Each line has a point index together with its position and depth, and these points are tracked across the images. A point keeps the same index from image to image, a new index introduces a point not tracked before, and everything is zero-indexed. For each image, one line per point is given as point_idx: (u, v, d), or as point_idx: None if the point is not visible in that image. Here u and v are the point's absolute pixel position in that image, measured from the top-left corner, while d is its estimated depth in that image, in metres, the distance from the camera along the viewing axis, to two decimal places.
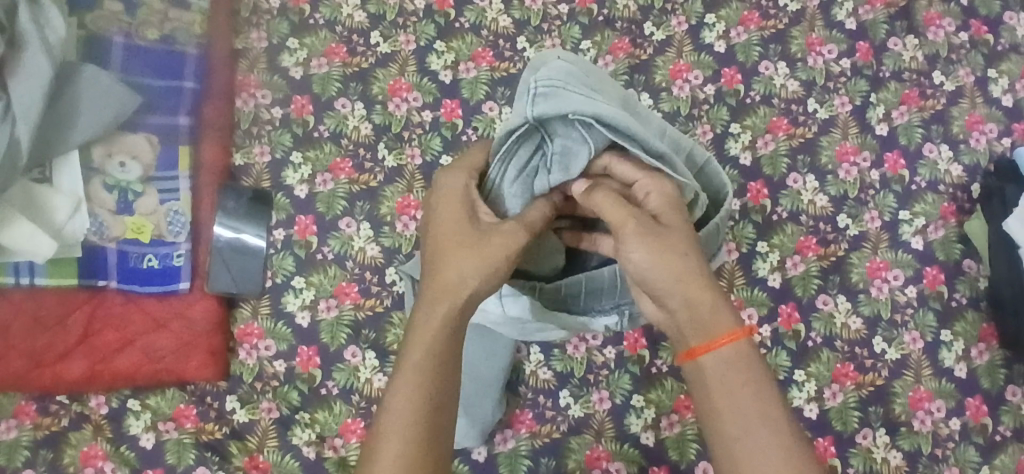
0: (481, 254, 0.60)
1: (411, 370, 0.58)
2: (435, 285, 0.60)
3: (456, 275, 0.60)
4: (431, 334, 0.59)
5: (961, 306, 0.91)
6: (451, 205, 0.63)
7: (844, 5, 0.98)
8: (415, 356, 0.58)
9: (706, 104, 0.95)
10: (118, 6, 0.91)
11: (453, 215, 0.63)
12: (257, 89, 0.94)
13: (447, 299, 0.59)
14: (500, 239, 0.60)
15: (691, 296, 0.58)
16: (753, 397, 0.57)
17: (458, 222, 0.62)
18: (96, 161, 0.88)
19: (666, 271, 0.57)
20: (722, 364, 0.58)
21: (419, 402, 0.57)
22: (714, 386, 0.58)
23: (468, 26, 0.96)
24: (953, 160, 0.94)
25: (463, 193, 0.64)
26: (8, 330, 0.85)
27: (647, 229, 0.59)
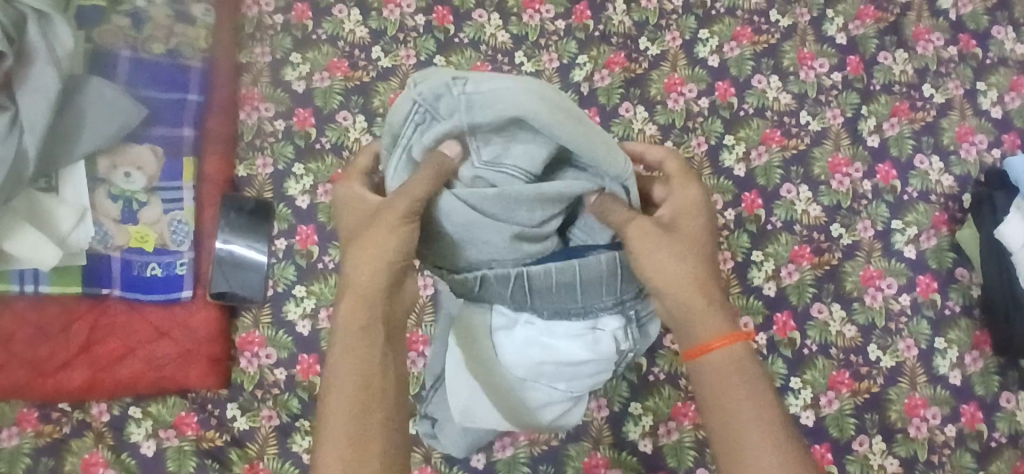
0: (375, 250, 0.59)
1: (337, 377, 0.60)
2: (349, 287, 0.61)
3: (362, 273, 0.60)
4: (353, 335, 0.60)
5: (955, 313, 0.92)
6: (355, 210, 0.64)
7: (835, 20, 1.00)
8: (340, 368, 0.60)
9: (700, 117, 0.97)
10: (124, 21, 0.92)
11: (352, 220, 0.63)
12: (260, 102, 0.97)
13: (358, 298, 0.60)
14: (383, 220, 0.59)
15: (690, 294, 0.62)
16: (747, 397, 0.61)
17: (356, 220, 0.63)
18: (102, 172, 0.89)
19: (673, 271, 0.61)
20: (718, 365, 0.62)
21: (350, 401, 0.59)
22: (708, 386, 0.62)
23: (467, 41, 0.98)
24: (944, 170, 0.95)
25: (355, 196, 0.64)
26: (11, 339, 0.86)
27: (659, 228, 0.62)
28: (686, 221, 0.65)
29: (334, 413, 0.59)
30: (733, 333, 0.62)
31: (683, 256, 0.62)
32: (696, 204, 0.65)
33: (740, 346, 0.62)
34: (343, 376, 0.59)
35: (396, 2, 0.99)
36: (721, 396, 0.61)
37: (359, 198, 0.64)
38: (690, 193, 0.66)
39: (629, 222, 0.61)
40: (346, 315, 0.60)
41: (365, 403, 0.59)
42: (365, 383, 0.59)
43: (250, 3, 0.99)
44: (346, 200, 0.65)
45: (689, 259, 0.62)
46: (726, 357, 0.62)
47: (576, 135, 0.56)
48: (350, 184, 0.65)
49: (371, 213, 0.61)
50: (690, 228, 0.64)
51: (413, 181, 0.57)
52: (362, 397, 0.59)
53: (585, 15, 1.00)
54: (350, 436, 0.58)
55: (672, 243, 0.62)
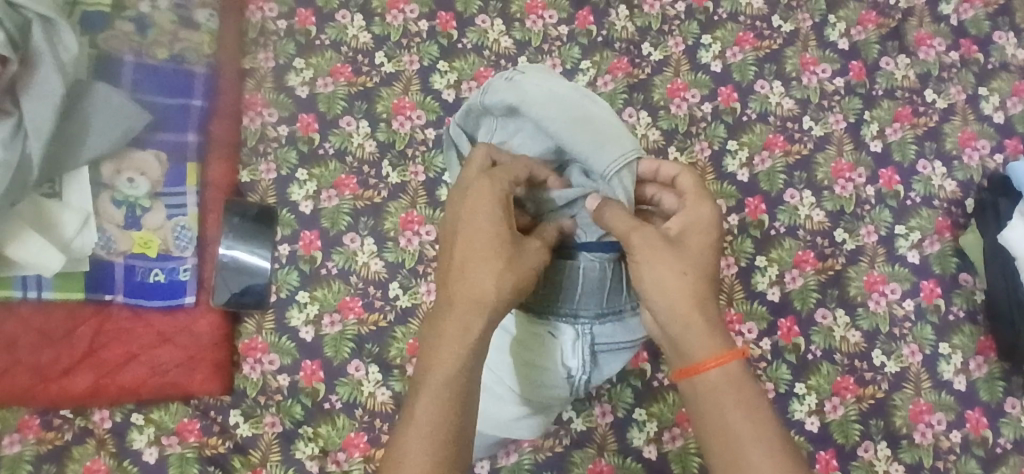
0: (508, 273, 0.63)
1: (440, 380, 0.60)
2: (464, 293, 0.63)
3: (483, 286, 0.63)
4: (462, 341, 0.61)
5: (958, 319, 0.92)
6: (485, 219, 0.65)
7: (837, 25, 1.00)
8: (446, 369, 0.60)
9: (703, 122, 0.97)
10: (128, 27, 0.93)
11: (481, 231, 0.65)
12: (264, 107, 0.96)
13: (478, 307, 0.62)
14: (531, 252, 0.66)
15: (679, 309, 0.63)
16: (744, 414, 0.61)
17: (487, 235, 0.64)
18: (106, 177, 0.89)
19: (665, 286, 0.63)
20: (714, 381, 0.62)
21: (452, 404, 0.60)
22: (702, 403, 0.63)
23: (471, 46, 0.98)
24: (947, 175, 0.95)
25: (489, 210, 0.65)
26: (13, 345, 0.85)
27: (660, 243, 0.64)
28: (692, 235, 0.65)
29: (430, 411, 0.59)
30: (730, 349, 0.63)
31: (683, 272, 0.63)
32: (706, 222, 0.66)
33: (737, 362, 0.63)
34: (448, 387, 0.60)
35: (400, 8, 0.99)
36: (718, 413, 0.62)
37: (505, 208, 0.66)
38: (699, 209, 0.66)
39: (632, 231, 0.65)
40: (459, 326, 0.62)
41: (460, 411, 0.60)
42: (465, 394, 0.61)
43: (254, 8, 0.99)
44: (489, 203, 0.65)
45: (690, 272, 0.63)
46: (721, 374, 0.62)
47: (561, 132, 0.70)
48: (498, 185, 0.66)
49: (477, 229, 0.65)
50: (694, 241, 0.65)
51: (483, 189, 0.66)
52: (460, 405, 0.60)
53: (588, 20, 1.00)
54: (445, 436, 0.59)
55: (667, 260, 0.64)
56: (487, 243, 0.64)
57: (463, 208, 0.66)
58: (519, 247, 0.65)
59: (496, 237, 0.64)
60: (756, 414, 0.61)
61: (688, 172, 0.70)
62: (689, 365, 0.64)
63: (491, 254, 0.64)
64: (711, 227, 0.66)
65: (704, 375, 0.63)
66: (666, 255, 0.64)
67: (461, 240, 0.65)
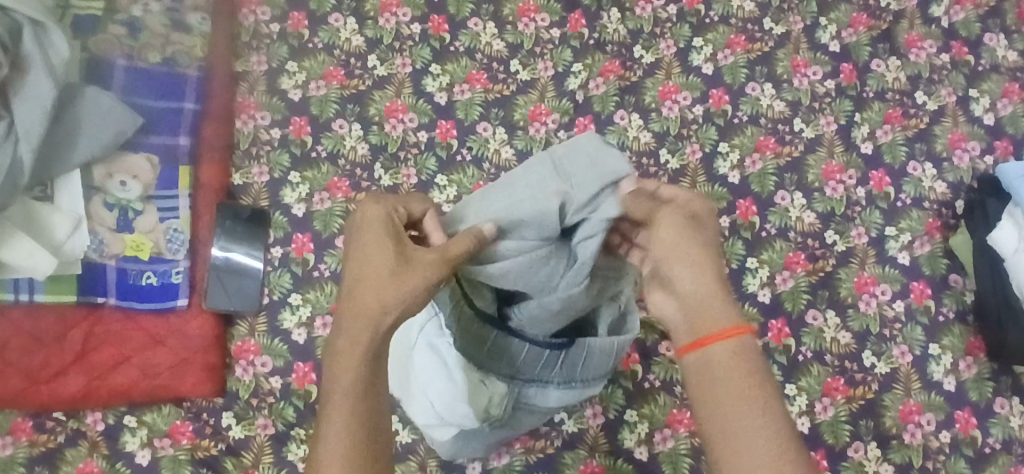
0: (403, 278, 0.58)
1: (337, 395, 0.56)
2: (357, 311, 0.58)
3: (378, 301, 0.58)
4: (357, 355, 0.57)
5: (948, 320, 0.92)
6: (376, 234, 0.60)
7: (828, 28, 1.01)
8: (342, 381, 0.56)
9: (694, 124, 0.97)
10: (120, 30, 0.93)
11: (372, 249, 0.59)
12: (257, 110, 0.96)
13: (369, 324, 0.58)
14: (421, 263, 0.59)
15: (699, 291, 0.64)
16: (737, 383, 0.60)
17: (377, 252, 0.59)
18: (97, 180, 0.89)
19: (688, 275, 0.64)
20: (720, 357, 0.61)
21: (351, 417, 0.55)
22: (711, 376, 0.61)
23: (463, 49, 0.99)
24: (937, 177, 0.96)
25: (375, 229, 0.60)
26: (6, 347, 0.86)
27: (686, 227, 0.65)
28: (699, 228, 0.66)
29: (335, 432, 0.55)
30: (737, 327, 0.62)
31: (699, 260, 0.64)
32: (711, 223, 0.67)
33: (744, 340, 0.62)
34: (343, 395, 0.56)
35: (392, 11, 0.99)
36: (714, 382, 0.61)
37: (393, 225, 0.60)
38: (699, 204, 0.67)
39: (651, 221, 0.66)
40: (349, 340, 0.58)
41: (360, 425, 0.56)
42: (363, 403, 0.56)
43: (246, 12, 1.00)
44: (380, 218, 0.61)
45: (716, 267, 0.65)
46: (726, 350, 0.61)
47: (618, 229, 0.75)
48: (379, 209, 0.61)
49: (365, 246, 0.59)
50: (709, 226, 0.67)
51: (370, 209, 0.61)
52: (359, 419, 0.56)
53: (580, 23, 1.00)
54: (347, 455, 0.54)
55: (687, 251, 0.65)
56: (377, 259, 0.59)
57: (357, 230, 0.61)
58: (411, 255, 0.59)
59: (383, 256, 0.59)
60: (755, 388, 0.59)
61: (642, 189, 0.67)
62: (698, 339, 0.63)
63: (383, 269, 0.59)
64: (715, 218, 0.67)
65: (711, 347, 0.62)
66: (678, 251, 0.65)
67: (355, 260, 0.60)
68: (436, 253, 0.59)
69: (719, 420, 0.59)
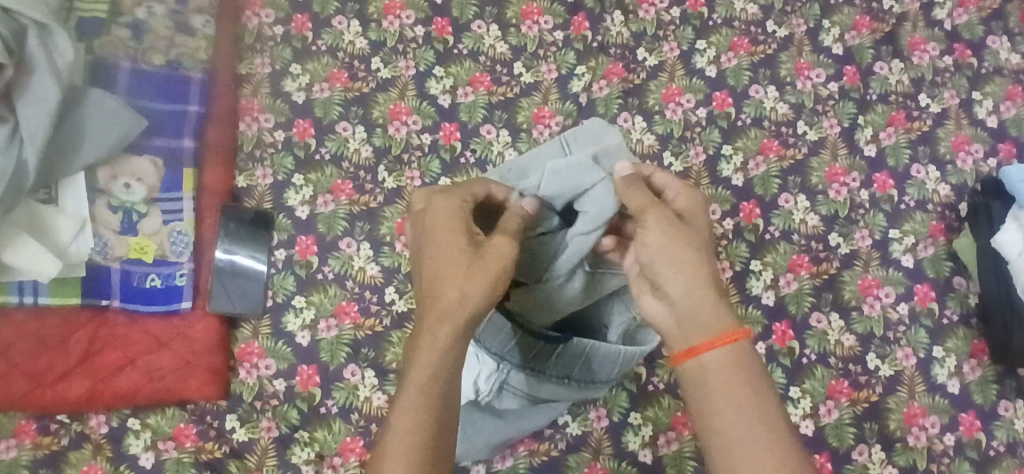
0: (476, 268, 0.66)
1: (413, 388, 0.62)
2: (434, 304, 0.65)
3: (457, 295, 0.65)
4: (437, 343, 0.64)
5: (952, 322, 0.92)
6: (449, 224, 0.69)
7: (831, 30, 1.01)
8: (418, 374, 0.63)
9: (698, 127, 0.97)
10: (125, 33, 0.93)
11: (451, 240, 0.68)
12: (260, 112, 0.96)
13: (446, 316, 0.64)
14: (494, 251, 0.67)
15: (690, 285, 0.66)
16: (736, 395, 0.63)
17: (455, 244, 0.68)
18: (102, 183, 0.90)
19: (670, 255, 0.66)
20: (716, 364, 0.65)
21: (426, 401, 0.61)
22: (711, 387, 0.64)
23: (466, 52, 0.99)
24: (941, 180, 0.96)
25: (452, 216, 0.69)
26: (10, 350, 0.86)
27: (673, 222, 0.68)
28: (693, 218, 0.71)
29: (404, 422, 0.61)
30: (735, 330, 0.65)
31: (690, 250, 0.67)
32: (701, 209, 0.72)
33: (739, 345, 0.65)
34: (419, 387, 0.62)
35: (396, 14, 1.00)
36: (710, 391, 0.64)
37: (465, 217, 0.70)
38: (693, 198, 0.72)
39: (644, 207, 0.69)
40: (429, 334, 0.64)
41: (438, 409, 0.62)
42: (439, 392, 0.62)
43: (250, 14, 1.00)
44: (449, 209, 0.70)
45: (700, 261, 0.67)
46: (723, 357, 0.65)
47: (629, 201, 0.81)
48: (455, 203, 0.70)
49: (442, 241, 0.68)
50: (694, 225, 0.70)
51: (444, 198, 0.71)
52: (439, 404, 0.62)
53: (583, 26, 1.00)
54: (422, 439, 0.60)
55: (679, 235, 0.67)
56: (450, 247, 0.68)
57: (429, 221, 0.70)
58: (484, 247, 0.67)
59: (457, 245, 0.67)
60: (758, 399, 0.63)
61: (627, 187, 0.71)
62: (690, 347, 0.66)
63: (460, 263, 0.66)
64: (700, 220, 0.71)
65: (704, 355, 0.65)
66: (671, 231, 0.67)
67: (431, 250, 0.69)
68: (506, 238, 0.67)
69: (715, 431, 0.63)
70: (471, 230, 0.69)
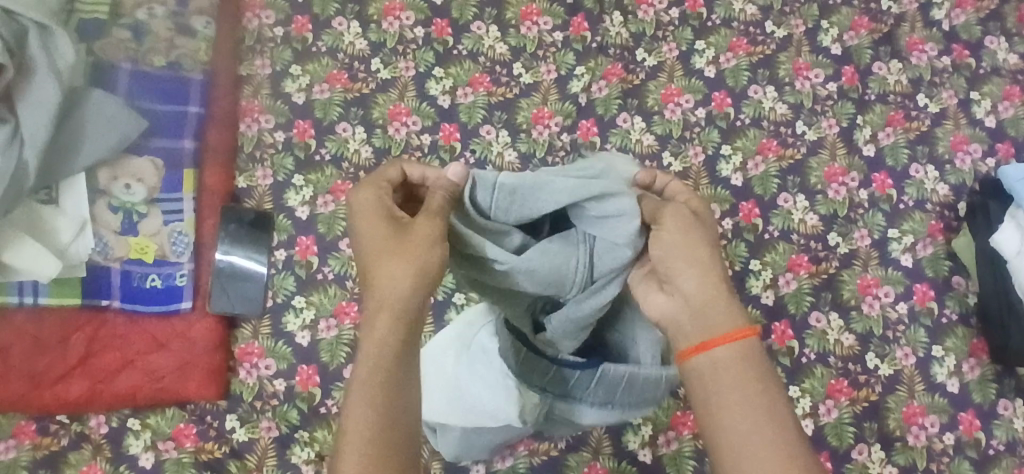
0: (401, 252, 0.56)
1: (356, 400, 0.52)
2: (372, 304, 0.55)
3: (387, 286, 0.55)
4: (377, 348, 0.54)
5: (951, 321, 0.92)
6: (369, 217, 0.58)
7: (830, 31, 1.01)
8: (360, 380, 0.53)
9: (697, 127, 0.97)
10: (125, 34, 0.93)
11: (373, 230, 0.57)
12: (260, 113, 0.97)
13: (384, 318, 0.55)
14: (420, 229, 0.56)
15: (713, 281, 0.58)
16: (758, 391, 0.55)
17: (378, 236, 0.57)
18: (102, 184, 0.89)
19: (697, 264, 0.58)
20: (728, 360, 0.56)
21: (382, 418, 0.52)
22: (719, 385, 0.56)
23: (466, 53, 0.99)
24: (940, 179, 0.96)
25: (380, 211, 0.58)
26: (7, 352, 0.85)
27: (688, 223, 0.59)
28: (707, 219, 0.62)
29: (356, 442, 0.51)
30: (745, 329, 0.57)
31: (708, 248, 0.59)
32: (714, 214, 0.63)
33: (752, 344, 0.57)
34: (363, 396, 0.52)
35: (396, 15, 1.00)
36: (727, 389, 0.55)
37: (386, 204, 0.58)
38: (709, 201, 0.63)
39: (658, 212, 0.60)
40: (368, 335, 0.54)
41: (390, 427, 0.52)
42: (386, 404, 0.52)
43: (250, 15, 1.00)
44: (365, 205, 0.58)
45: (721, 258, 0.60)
46: (733, 353, 0.56)
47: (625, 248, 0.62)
48: (373, 192, 0.59)
49: (368, 249, 0.57)
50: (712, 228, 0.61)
51: (359, 194, 0.59)
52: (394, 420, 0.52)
53: (582, 26, 1.00)
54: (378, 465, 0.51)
55: (696, 236, 0.59)
56: (376, 243, 0.57)
57: (353, 220, 0.59)
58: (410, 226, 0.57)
59: (381, 235, 0.57)
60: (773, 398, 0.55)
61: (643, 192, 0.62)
62: (701, 343, 0.57)
63: (390, 246, 0.56)
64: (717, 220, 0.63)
65: (718, 350, 0.56)
66: (691, 234, 0.59)
67: (359, 254, 0.58)
68: (431, 212, 0.57)
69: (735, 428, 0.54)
70: (394, 216, 0.58)
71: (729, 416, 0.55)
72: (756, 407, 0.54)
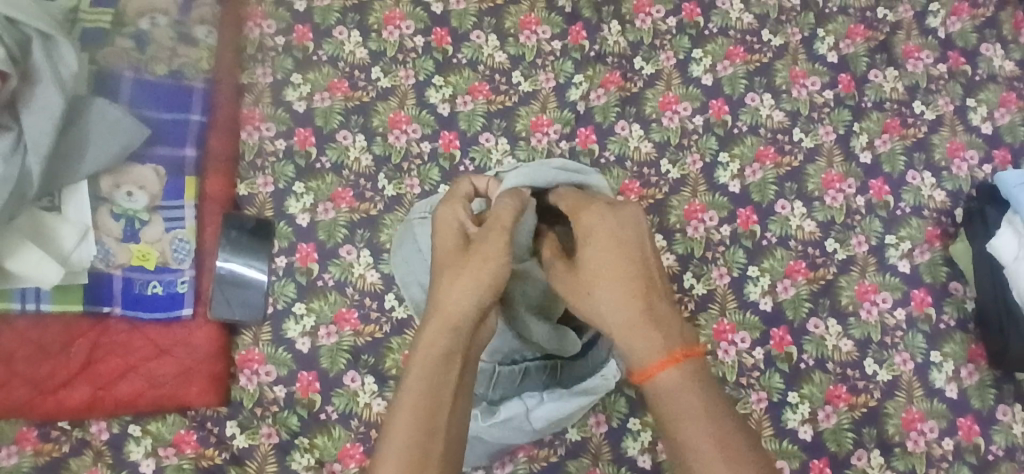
0: (469, 269, 0.65)
1: (407, 396, 0.62)
2: (433, 307, 0.65)
3: (453, 296, 0.64)
4: (434, 349, 0.63)
5: (949, 327, 0.93)
6: (447, 232, 0.69)
7: (826, 39, 1.02)
8: (415, 377, 0.63)
9: (695, 134, 0.98)
10: (128, 43, 0.95)
11: (447, 242, 0.68)
12: (261, 122, 0.97)
13: (445, 321, 0.64)
14: (490, 246, 0.66)
15: (625, 318, 0.64)
16: (692, 419, 0.61)
17: (452, 246, 0.68)
18: (104, 191, 0.91)
19: (600, 310, 0.65)
20: (667, 389, 0.62)
21: (423, 412, 0.61)
22: (661, 413, 0.62)
23: (465, 61, 1.00)
24: (937, 186, 0.97)
25: (455, 223, 0.69)
26: (11, 358, 0.86)
27: (570, 277, 0.67)
28: (595, 247, 0.67)
29: (401, 429, 0.61)
30: (669, 354, 0.63)
31: (600, 289, 0.65)
32: (599, 222, 0.67)
33: (681, 365, 0.62)
34: (414, 392, 0.62)
35: (395, 24, 1.01)
36: (668, 417, 0.62)
37: (462, 221, 0.69)
38: (590, 216, 0.68)
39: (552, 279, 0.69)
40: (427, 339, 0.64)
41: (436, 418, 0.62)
42: (432, 409, 0.62)
43: (252, 25, 1.01)
44: (447, 218, 0.69)
45: (591, 304, 0.65)
46: (671, 380, 0.62)
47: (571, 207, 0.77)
48: (454, 208, 0.70)
49: (440, 260, 0.67)
50: (600, 283, 0.65)
51: (442, 209, 0.70)
52: (436, 416, 0.62)
53: (581, 35, 1.01)
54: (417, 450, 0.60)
55: (580, 285, 0.66)
56: (447, 255, 0.67)
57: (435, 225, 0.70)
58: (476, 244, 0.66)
59: (450, 249, 0.67)
60: (710, 423, 0.60)
61: (591, 211, 0.68)
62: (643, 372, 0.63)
63: (457, 265, 0.66)
64: (602, 234, 0.67)
65: (655, 380, 0.62)
66: (576, 288, 0.66)
67: (436, 258, 0.68)
68: (499, 231, 0.67)
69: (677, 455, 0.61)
70: (466, 232, 0.69)
71: (672, 443, 0.62)
72: (688, 433, 0.60)
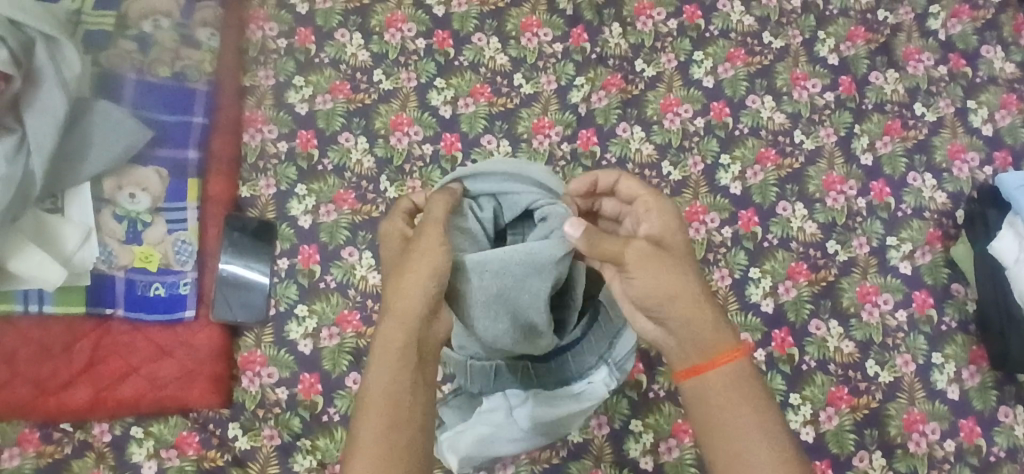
0: (405, 266, 0.62)
1: (365, 401, 0.60)
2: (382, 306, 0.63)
3: (394, 295, 0.62)
4: (390, 344, 0.61)
5: (951, 329, 0.93)
6: (391, 236, 0.68)
7: (826, 41, 1.02)
8: (370, 381, 0.61)
9: (696, 136, 0.98)
10: (131, 45, 0.95)
11: (392, 250, 0.67)
12: (264, 124, 0.97)
13: (390, 320, 0.61)
14: (423, 241, 0.62)
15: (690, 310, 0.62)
16: (750, 414, 0.62)
17: (395, 254, 0.67)
18: (107, 193, 0.91)
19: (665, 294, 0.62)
20: (727, 381, 0.63)
21: (382, 415, 0.59)
22: (716, 401, 0.62)
23: (467, 64, 1.00)
24: (937, 188, 0.97)
25: (397, 231, 0.68)
26: (14, 359, 0.86)
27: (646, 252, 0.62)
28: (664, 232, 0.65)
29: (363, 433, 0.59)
30: (737, 347, 0.63)
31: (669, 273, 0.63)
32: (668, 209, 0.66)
33: (745, 361, 0.63)
34: (369, 397, 0.60)
35: (398, 26, 1.01)
36: (726, 407, 0.62)
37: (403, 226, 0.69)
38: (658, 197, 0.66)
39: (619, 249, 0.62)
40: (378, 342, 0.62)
41: (396, 415, 0.60)
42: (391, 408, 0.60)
43: (254, 27, 1.01)
44: (389, 228, 0.69)
45: (665, 272, 0.61)
46: (732, 372, 0.63)
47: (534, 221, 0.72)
48: (398, 218, 0.70)
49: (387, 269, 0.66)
50: (671, 248, 0.64)
51: (385, 223, 0.70)
52: (399, 423, 0.60)
53: (582, 37, 1.02)
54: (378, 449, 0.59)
55: (652, 265, 0.61)
56: (392, 262, 0.67)
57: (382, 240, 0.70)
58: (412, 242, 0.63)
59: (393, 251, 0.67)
60: (763, 418, 0.62)
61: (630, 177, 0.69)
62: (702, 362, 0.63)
63: (398, 264, 0.64)
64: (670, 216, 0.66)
65: (715, 371, 0.63)
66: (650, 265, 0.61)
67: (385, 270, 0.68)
68: (430, 224, 0.63)
69: (728, 442, 0.62)
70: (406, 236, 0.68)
71: (724, 430, 0.62)
72: (745, 423, 0.61)
